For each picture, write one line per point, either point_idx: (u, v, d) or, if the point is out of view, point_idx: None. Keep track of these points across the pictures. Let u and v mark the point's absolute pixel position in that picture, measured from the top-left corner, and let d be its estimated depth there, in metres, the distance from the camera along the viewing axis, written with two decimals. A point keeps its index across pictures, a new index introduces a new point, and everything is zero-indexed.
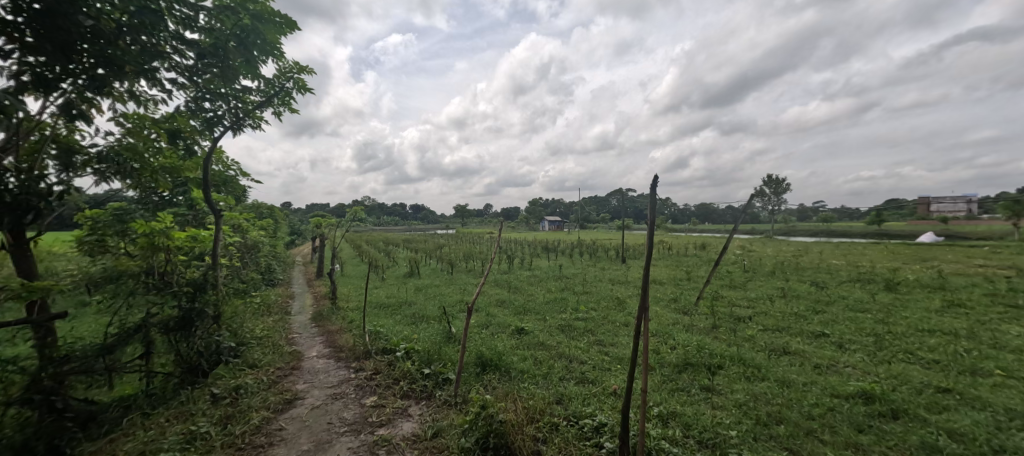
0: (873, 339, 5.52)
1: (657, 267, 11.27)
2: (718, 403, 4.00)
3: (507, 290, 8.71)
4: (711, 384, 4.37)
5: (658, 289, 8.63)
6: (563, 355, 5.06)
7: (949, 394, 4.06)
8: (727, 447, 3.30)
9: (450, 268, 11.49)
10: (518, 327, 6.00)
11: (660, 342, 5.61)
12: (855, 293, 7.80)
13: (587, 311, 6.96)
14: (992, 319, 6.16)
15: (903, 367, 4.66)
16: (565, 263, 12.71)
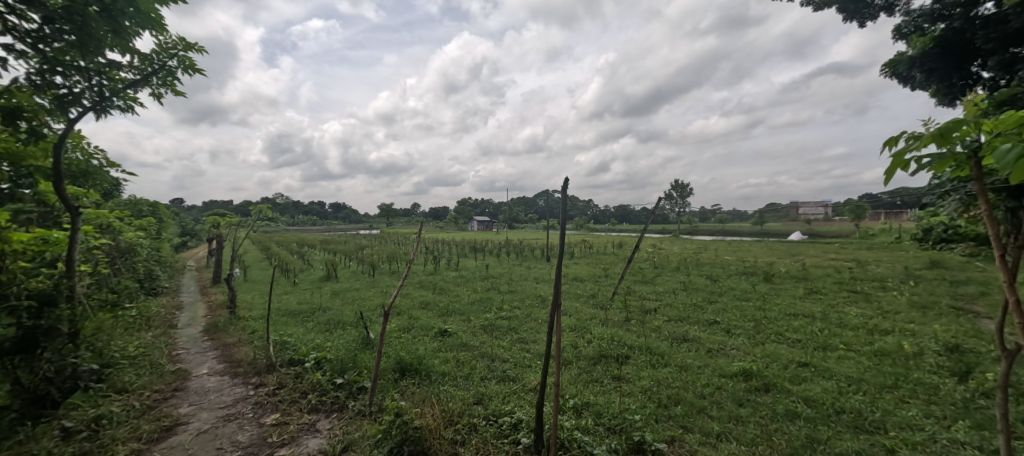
0: (753, 324, 6.30)
1: (578, 265, 11.81)
2: (627, 390, 4.29)
3: (432, 291, 8.51)
4: (622, 373, 4.67)
5: (578, 286, 9.03)
6: (485, 355, 5.08)
7: (807, 367, 4.77)
8: (632, 430, 3.53)
9: (370, 271, 10.96)
10: (441, 330, 5.90)
11: (578, 336, 5.87)
12: (742, 284, 8.86)
13: (511, 309, 7.06)
14: (840, 302, 7.37)
15: (774, 347, 5.39)
16: (492, 263, 12.77)
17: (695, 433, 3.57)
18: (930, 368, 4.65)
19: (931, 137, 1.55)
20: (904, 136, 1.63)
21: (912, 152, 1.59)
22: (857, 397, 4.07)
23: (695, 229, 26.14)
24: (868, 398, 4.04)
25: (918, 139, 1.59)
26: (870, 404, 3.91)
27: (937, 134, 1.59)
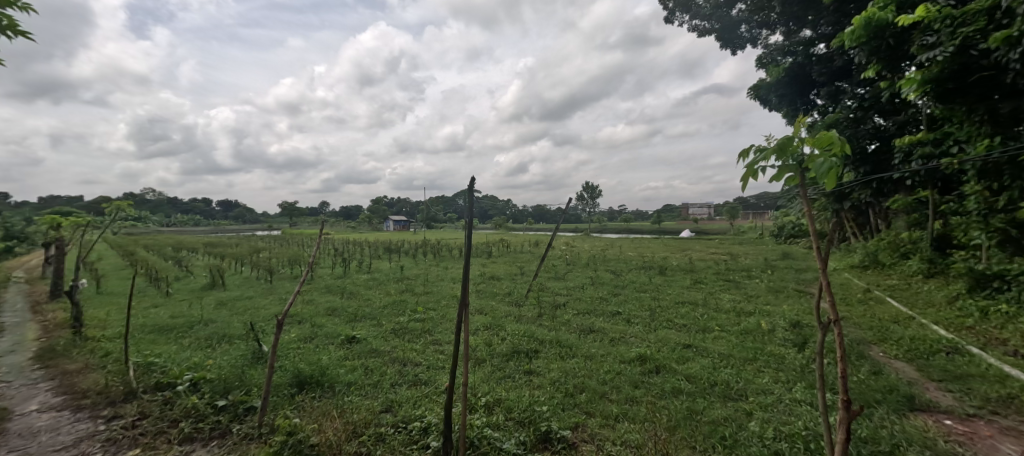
0: (649, 312, 6.91)
1: (496, 263, 11.91)
2: (537, 383, 4.43)
3: (341, 296, 7.97)
4: (533, 367, 4.82)
5: (494, 284, 9.13)
6: (396, 360, 4.88)
7: (690, 348, 5.35)
8: (541, 421, 3.64)
9: (266, 276, 9.92)
10: (348, 336, 5.55)
11: (492, 334, 5.91)
12: (640, 277, 9.68)
13: (426, 311, 6.89)
14: (718, 290, 8.40)
15: (665, 332, 5.95)
16: (407, 264, 12.33)
17: (597, 417, 3.79)
18: (780, 341, 5.51)
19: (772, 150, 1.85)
20: (754, 148, 1.91)
21: (761, 162, 1.87)
22: (727, 370, 4.67)
23: (601, 227, 27.97)
24: (734, 371, 4.66)
25: (764, 151, 1.86)
26: (736, 376, 4.50)
27: (776, 147, 1.89)
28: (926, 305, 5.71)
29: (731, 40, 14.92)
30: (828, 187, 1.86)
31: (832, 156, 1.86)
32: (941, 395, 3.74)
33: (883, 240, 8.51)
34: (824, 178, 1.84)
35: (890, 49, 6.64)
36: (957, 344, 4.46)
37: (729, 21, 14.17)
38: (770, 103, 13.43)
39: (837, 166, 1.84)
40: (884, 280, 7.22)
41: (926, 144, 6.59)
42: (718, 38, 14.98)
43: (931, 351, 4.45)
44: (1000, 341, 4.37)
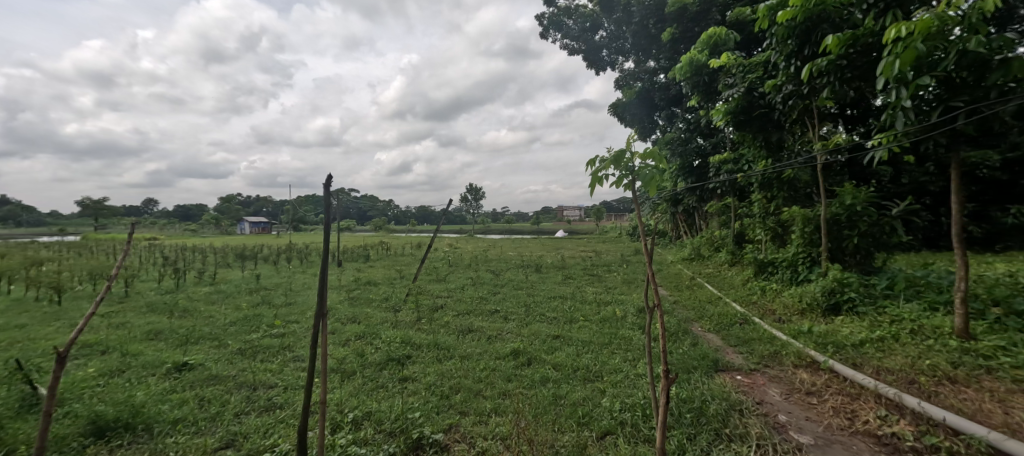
0: (524, 308, 7.51)
1: (374, 268, 11.61)
2: (412, 389, 4.45)
3: (170, 315, 6.76)
4: (410, 373, 4.83)
5: (370, 290, 8.91)
6: (245, 384, 4.18)
7: (557, 339, 6.01)
8: (414, 429, 3.66)
9: (53, 297, 7.92)
10: (176, 363, 4.57)
11: (366, 344, 5.80)
12: (517, 275, 10.38)
13: (285, 325, 6.26)
14: (585, 284, 9.48)
15: (538, 325, 6.57)
16: (266, 272, 11.16)
17: (470, 416, 3.94)
18: (630, 325, 6.52)
19: (609, 164, 2.15)
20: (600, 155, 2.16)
21: (604, 170, 2.17)
22: (587, 355, 5.35)
23: (486, 227, 28.70)
24: (594, 355, 5.36)
25: (604, 162, 2.19)
26: (595, 360, 5.14)
27: (613, 158, 2.15)
28: (730, 287, 7.28)
29: (594, 62, 16.75)
30: (650, 193, 2.24)
31: (655, 168, 2.20)
32: (736, 357, 4.77)
33: (704, 237, 10.50)
34: (647, 186, 2.20)
35: (705, 85, 8.39)
36: (746, 316, 5.80)
37: (592, 45, 15.91)
38: (625, 120, 15.45)
39: (656, 175, 2.20)
40: (704, 270, 8.93)
41: (730, 163, 8.43)
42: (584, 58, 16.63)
43: (730, 322, 5.72)
44: (771, 311, 5.78)
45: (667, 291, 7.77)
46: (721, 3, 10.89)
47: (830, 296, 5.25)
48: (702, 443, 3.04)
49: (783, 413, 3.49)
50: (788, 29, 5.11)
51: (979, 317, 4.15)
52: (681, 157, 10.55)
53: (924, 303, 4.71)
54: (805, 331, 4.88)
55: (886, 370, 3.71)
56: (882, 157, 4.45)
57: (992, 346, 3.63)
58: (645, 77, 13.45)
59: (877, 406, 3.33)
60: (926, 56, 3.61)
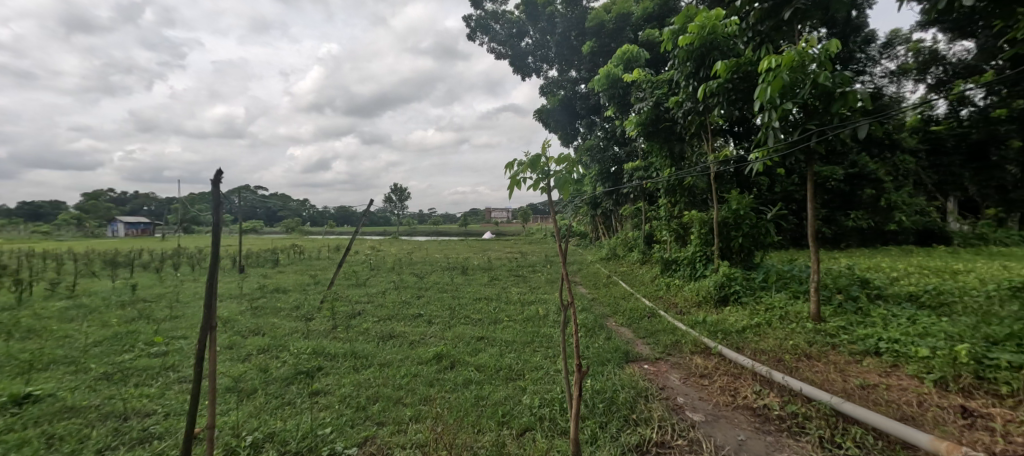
0: (449, 312, 7.39)
1: (283, 274, 10.74)
2: (323, 404, 3.92)
3: (5, 339, 5.11)
4: (321, 386, 4.26)
5: (278, 298, 8.14)
6: (113, 414, 3.35)
7: (482, 340, 5.88)
8: (326, 445, 3.32)
9: None
10: (12, 396, 3.47)
11: (269, 358, 5.06)
12: (441, 278, 10.34)
13: (169, 343, 4.99)
14: (509, 284, 9.81)
15: (463, 328, 6.36)
16: (144, 281, 9.62)
17: (388, 426, 3.57)
18: (552, 322, 6.83)
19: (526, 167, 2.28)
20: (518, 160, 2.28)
21: (524, 175, 2.31)
22: (511, 355, 5.20)
23: (411, 230, 27.64)
24: (518, 354, 5.21)
25: (522, 165, 2.34)
26: (518, 359, 4.99)
27: (530, 162, 2.27)
28: (641, 284, 7.92)
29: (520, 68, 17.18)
30: (565, 195, 2.33)
31: (568, 172, 2.26)
32: (643, 348, 5.06)
33: (619, 239, 11.30)
34: (560, 189, 2.29)
35: (620, 97, 9.13)
36: (652, 310, 6.31)
37: (518, 51, 16.35)
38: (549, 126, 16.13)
39: (569, 179, 2.28)
40: (619, 268, 9.63)
41: (641, 170, 9.26)
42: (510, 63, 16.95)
43: (640, 316, 6.12)
44: (674, 304, 6.42)
45: (587, 289, 8.27)
46: (634, 24, 12.14)
47: (721, 289, 5.98)
48: (611, 430, 3.11)
49: (680, 394, 3.75)
50: (687, 52, 5.82)
51: (830, 302, 5.02)
52: (600, 163, 11.38)
53: (790, 292, 5.57)
54: (700, 321, 5.43)
55: (761, 351, 4.25)
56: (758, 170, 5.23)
57: (836, 326, 4.40)
58: (567, 85, 14.32)
59: (753, 383, 3.71)
60: (789, 85, 4.37)
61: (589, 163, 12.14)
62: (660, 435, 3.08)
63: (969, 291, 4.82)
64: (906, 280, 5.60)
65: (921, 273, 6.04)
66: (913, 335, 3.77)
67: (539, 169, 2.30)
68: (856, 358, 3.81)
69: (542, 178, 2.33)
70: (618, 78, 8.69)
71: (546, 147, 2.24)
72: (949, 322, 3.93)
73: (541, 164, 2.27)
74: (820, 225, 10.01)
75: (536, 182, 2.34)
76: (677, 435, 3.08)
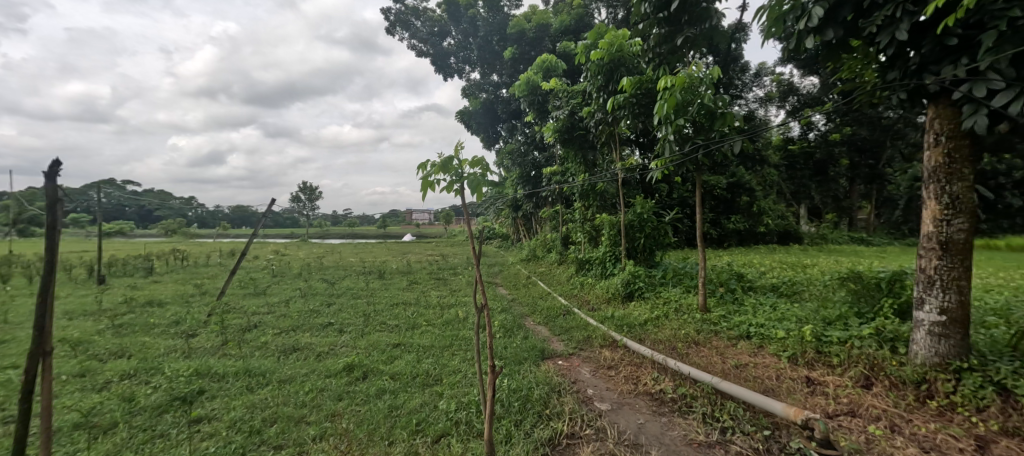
0: (364, 319, 6.28)
1: (160, 283, 9.14)
2: (206, 433, 3.11)
3: None
4: (204, 413, 3.36)
5: (152, 314, 6.33)
6: None
7: (400, 347, 4.96)
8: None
9: None
10: None
11: (136, 384, 3.85)
12: (356, 284, 9.71)
13: None
14: (428, 288, 9.55)
15: (376, 337, 5.34)
16: None
17: (287, 450, 2.95)
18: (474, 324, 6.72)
19: (438, 169, 2.33)
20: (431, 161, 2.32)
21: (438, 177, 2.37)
22: (428, 361, 4.42)
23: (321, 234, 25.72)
24: (434, 360, 4.45)
25: (433, 168, 2.40)
26: (436, 363, 4.30)
27: (440, 165, 2.35)
28: (557, 284, 8.30)
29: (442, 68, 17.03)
30: (478, 198, 2.38)
31: (479, 175, 2.31)
32: (558, 345, 4.78)
33: (538, 241, 11.76)
34: (473, 193, 2.35)
35: (538, 104, 9.56)
36: (566, 308, 6.37)
37: (440, 50, 16.25)
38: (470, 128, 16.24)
39: (482, 182, 2.34)
40: (538, 269, 10.03)
41: (559, 175, 9.77)
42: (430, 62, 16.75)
43: (556, 314, 6.07)
44: (586, 301, 6.82)
45: (508, 289, 8.50)
46: (551, 35, 12.95)
47: (627, 286, 6.54)
48: (524, 425, 2.92)
49: (588, 386, 3.63)
50: (598, 67, 6.30)
51: (714, 294, 5.75)
52: (520, 167, 11.73)
53: (683, 287, 6.29)
54: (609, 316, 5.62)
55: (657, 342, 4.60)
56: (658, 177, 5.80)
57: (718, 315, 5.06)
58: (490, 89, 14.75)
59: (652, 370, 3.73)
60: (682, 102, 4.95)
61: (510, 166, 12.43)
62: (569, 426, 2.94)
63: (814, 281, 5.84)
64: (772, 274, 6.59)
65: (780, 267, 7.19)
66: (772, 320, 4.50)
67: (452, 172, 2.38)
68: (732, 342, 4.40)
69: (455, 180, 2.39)
70: (536, 86, 9.13)
71: (458, 150, 2.30)
72: (797, 306, 4.79)
73: (453, 168, 2.34)
74: (708, 228, 11.35)
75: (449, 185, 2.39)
76: (585, 425, 2.95)
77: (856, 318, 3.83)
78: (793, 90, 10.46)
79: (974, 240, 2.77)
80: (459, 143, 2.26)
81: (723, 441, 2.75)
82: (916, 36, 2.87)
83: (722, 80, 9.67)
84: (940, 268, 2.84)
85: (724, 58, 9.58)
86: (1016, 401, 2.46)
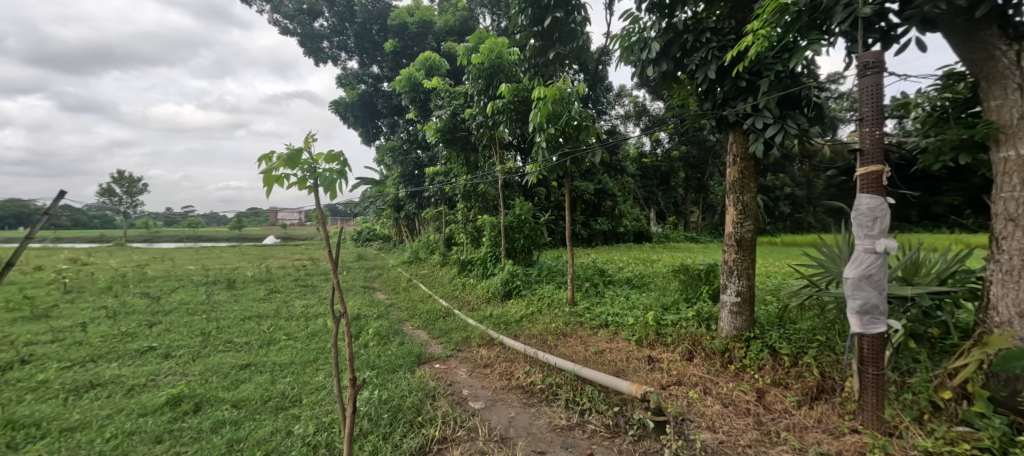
0: (201, 338, 4.84)
1: None
2: None
3: None
4: None
5: None
6: None
7: (247, 369, 3.91)
8: None
9: None
10: None
11: None
12: (198, 290, 8.16)
13: None
14: (290, 290, 8.39)
15: (217, 358, 4.18)
16: None
17: None
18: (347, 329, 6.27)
19: (284, 161, 1.95)
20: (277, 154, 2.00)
21: (286, 172, 2.01)
22: (284, 380, 3.63)
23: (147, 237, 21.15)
24: (294, 377, 3.69)
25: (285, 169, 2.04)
26: (295, 382, 3.56)
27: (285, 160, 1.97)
28: (439, 285, 8.26)
29: (314, 52, 15.71)
30: (330, 199, 2.02)
31: (336, 171, 1.99)
32: (436, 348, 4.81)
33: (421, 241, 11.63)
34: (325, 191, 1.99)
35: (421, 102, 9.57)
36: (448, 309, 6.38)
37: (311, 32, 15.00)
38: (347, 121, 15.48)
39: (337, 181, 2.00)
40: (420, 271, 9.92)
41: (442, 174, 9.83)
42: (299, 42, 15.40)
43: (436, 317, 6.10)
44: (467, 301, 6.91)
45: (387, 294, 8.20)
46: (435, 33, 13.09)
47: (506, 285, 6.85)
48: (394, 437, 2.76)
49: (464, 387, 3.63)
50: (479, 71, 6.54)
51: (580, 288, 6.39)
52: (402, 165, 11.52)
53: (555, 283, 6.86)
54: (487, 315, 5.78)
55: (530, 336, 4.90)
56: (534, 181, 6.24)
57: (583, 308, 5.63)
58: (368, 81, 14.23)
59: (524, 364, 3.84)
60: (553, 113, 5.42)
61: (391, 165, 12.14)
62: (441, 430, 2.88)
63: (657, 273, 6.90)
64: (626, 269, 7.58)
65: (634, 262, 8.30)
66: (622, 310, 5.19)
67: (302, 167, 2.03)
68: (594, 330, 4.94)
69: (307, 178, 2.04)
70: (418, 83, 9.11)
71: (310, 143, 2.05)
72: (644, 295, 5.62)
73: (305, 161, 2.02)
74: (578, 228, 12.46)
75: (299, 181, 2.03)
76: (457, 427, 2.93)
77: (684, 303, 4.66)
78: (644, 111, 12.06)
79: (757, 238, 3.61)
80: (310, 135, 2.04)
81: (581, 422, 2.94)
82: (721, 77, 3.63)
83: (589, 95, 10.87)
84: (734, 261, 3.65)
85: (592, 76, 10.79)
86: (781, 360, 3.21)
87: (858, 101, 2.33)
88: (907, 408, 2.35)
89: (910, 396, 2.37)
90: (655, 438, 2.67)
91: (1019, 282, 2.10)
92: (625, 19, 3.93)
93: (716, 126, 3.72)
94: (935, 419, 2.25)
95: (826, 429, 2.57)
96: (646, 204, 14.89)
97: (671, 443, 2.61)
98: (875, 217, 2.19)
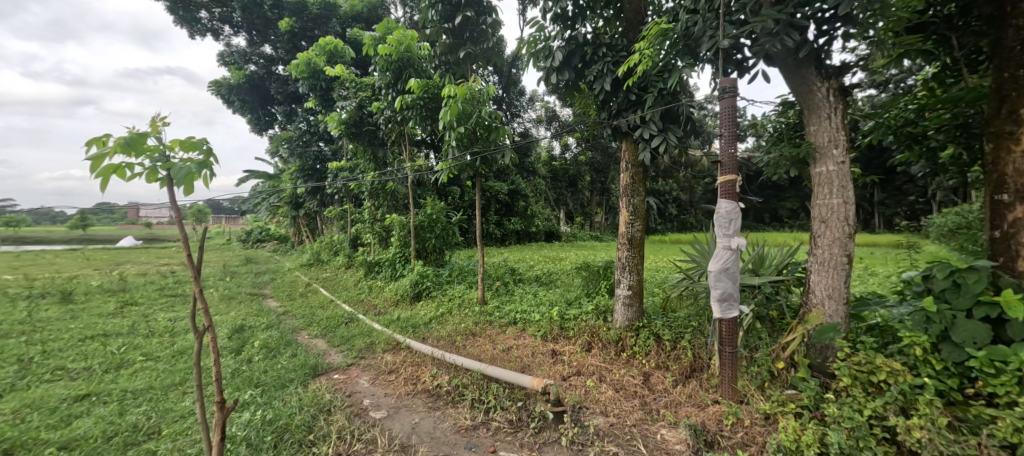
0: (18, 366, 3.91)
1: None
2: None
3: None
4: None
5: None
6: None
7: (83, 401, 3.26)
8: None
9: None
10: None
11: None
12: (22, 302, 6.66)
13: None
14: (152, 296, 7.22)
15: (39, 390, 3.42)
16: None
17: None
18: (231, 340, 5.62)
19: (123, 146, 1.61)
20: (111, 138, 1.65)
21: (127, 159, 1.68)
22: (136, 410, 3.09)
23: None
24: (150, 406, 3.16)
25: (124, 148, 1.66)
26: (151, 412, 3.05)
27: (123, 145, 1.62)
28: (343, 289, 7.84)
29: (188, 22, 13.83)
30: (187, 194, 1.71)
31: (196, 162, 1.74)
32: (336, 357, 4.57)
33: (323, 242, 10.92)
34: (179, 183, 1.68)
35: (322, 90, 9.01)
36: (351, 315, 6.06)
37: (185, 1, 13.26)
38: (231, 105, 14.12)
39: (197, 172, 1.72)
40: (321, 274, 9.32)
41: (346, 171, 9.33)
42: (171, 11, 13.53)
43: (337, 323, 5.78)
44: (373, 306, 6.62)
45: (280, 301, 7.54)
46: (340, 18, 12.44)
47: (415, 286, 6.70)
48: None
49: (366, 396, 3.52)
50: (387, 63, 6.34)
51: (490, 288, 6.51)
52: (300, 158, 10.70)
53: (466, 283, 6.90)
54: (394, 319, 5.62)
55: (440, 338, 4.89)
56: (445, 179, 6.20)
57: (493, 306, 5.74)
58: (259, 62, 13.02)
59: (431, 367, 3.82)
60: (463, 112, 5.40)
61: (288, 157, 11.23)
62: (334, 447, 2.76)
63: (564, 270, 7.29)
64: (535, 267, 7.89)
65: (543, 260, 8.68)
66: (528, 307, 5.39)
67: (149, 155, 1.73)
68: (503, 328, 5.07)
69: (158, 168, 1.75)
70: (319, 69, 8.58)
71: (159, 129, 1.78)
72: (551, 292, 5.91)
73: (153, 148, 1.73)
74: (492, 228, 12.60)
75: (146, 171, 1.73)
76: (353, 441, 2.84)
77: (586, 297, 5.01)
78: (555, 116, 12.64)
79: (644, 237, 4.00)
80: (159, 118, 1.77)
81: (485, 420, 3.02)
82: (615, 89, 3.94)
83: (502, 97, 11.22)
84: (625, 258, 4.01)
85: (507, 79, 11.16)
86: (664, 344, 3.60)
87: (719, 117, 2.69)
88: (753, 378, 2.79)
89: (755, 368, 2.79)
90: (554, 429, 2.84)
91: (830, 270, 2.61)
92: (532, 25, 4.09)
93: (611, 134, 4.04)
94: (772, 385, 2.69)
95: (695, 402, 2.94)
96: (556, 204, 15.56)
97: (567, 431, 2.79)
98: (730, 219, 2.55)
